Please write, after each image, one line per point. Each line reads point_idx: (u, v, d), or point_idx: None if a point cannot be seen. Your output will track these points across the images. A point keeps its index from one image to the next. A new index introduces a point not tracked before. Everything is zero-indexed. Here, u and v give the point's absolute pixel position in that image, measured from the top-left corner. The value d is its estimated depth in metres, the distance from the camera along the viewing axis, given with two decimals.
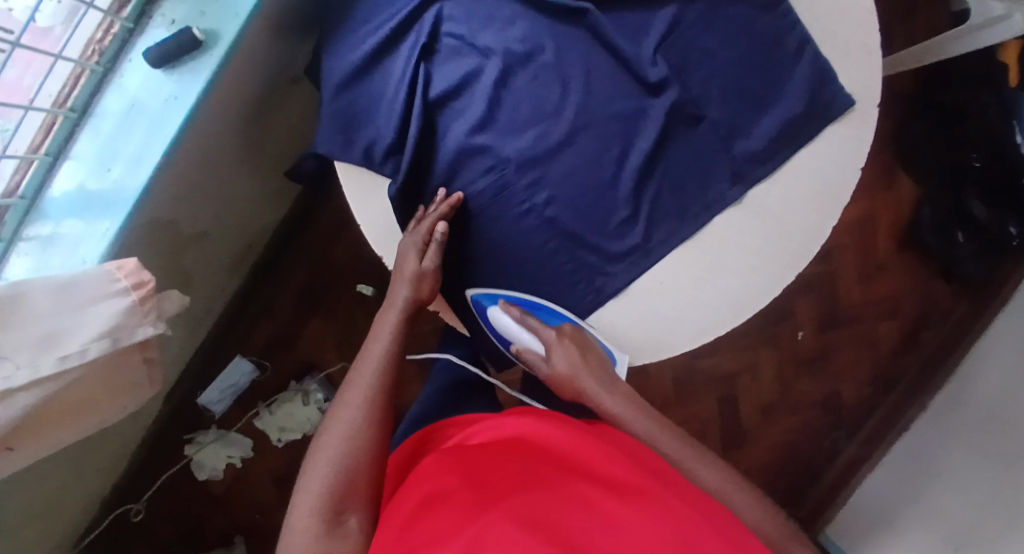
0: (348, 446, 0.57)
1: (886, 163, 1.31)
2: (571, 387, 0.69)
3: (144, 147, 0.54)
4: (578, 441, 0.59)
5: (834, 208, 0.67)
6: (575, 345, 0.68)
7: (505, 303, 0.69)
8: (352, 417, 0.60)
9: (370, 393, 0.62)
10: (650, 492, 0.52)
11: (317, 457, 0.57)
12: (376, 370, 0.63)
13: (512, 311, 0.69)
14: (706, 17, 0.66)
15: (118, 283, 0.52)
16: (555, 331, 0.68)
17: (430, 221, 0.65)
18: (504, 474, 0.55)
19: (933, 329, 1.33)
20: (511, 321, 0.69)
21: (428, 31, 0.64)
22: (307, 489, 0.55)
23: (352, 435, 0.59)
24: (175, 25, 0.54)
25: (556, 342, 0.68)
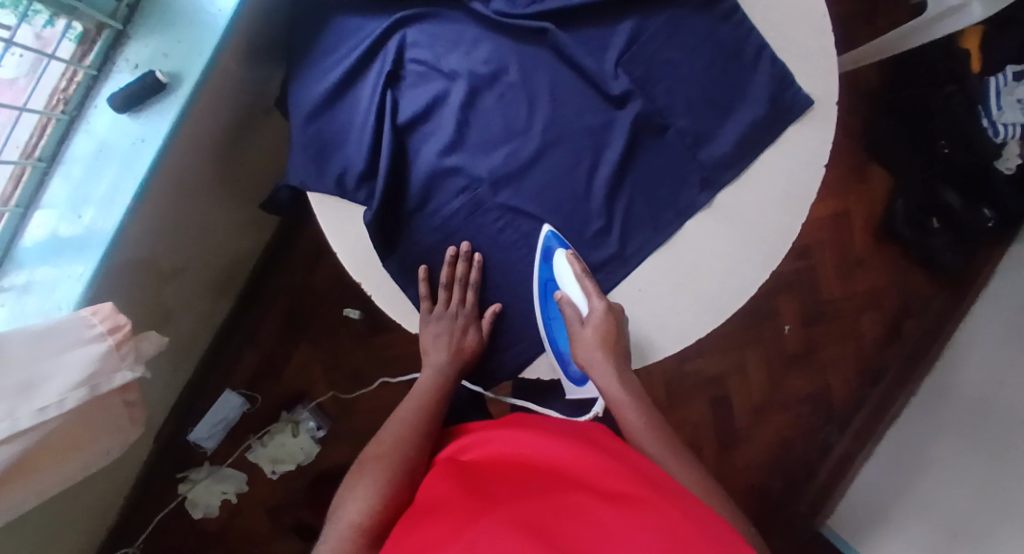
0: (385, 471, 0.61)
1: (856, 158, 1.34)
2: (587, 351, 0.67)
3: (115, 190, 0.54)
4: (572, 449, 0.58)
5: (803, 206, 0.68)
6: (621, 325, 0.67)
7: (574, 260, 0.65)
8: (385, 447, 0.64)
9: (402, 425, 0.66)
10: (642, 494, 0.50)
11: (356, 479, 0.61)
12: (409, 406, 0.68)
13: (577, 270, 0.66)
14: (666, 28, 0.67)
15: (94, 328, 0.52)
16: (607, 304, 0.66)
17: (466, 290, 0.67)
18: (498, 486, 0.54)
19: (915, 318, 1.34)
20: (569, 275, 0.67)
21: (392, 58, 0.65)
22: (340, 517, 0.58)
23: (382, 459, 0.62)
24: (140, 69, 0.54)
25: (605, 312, 0.66)
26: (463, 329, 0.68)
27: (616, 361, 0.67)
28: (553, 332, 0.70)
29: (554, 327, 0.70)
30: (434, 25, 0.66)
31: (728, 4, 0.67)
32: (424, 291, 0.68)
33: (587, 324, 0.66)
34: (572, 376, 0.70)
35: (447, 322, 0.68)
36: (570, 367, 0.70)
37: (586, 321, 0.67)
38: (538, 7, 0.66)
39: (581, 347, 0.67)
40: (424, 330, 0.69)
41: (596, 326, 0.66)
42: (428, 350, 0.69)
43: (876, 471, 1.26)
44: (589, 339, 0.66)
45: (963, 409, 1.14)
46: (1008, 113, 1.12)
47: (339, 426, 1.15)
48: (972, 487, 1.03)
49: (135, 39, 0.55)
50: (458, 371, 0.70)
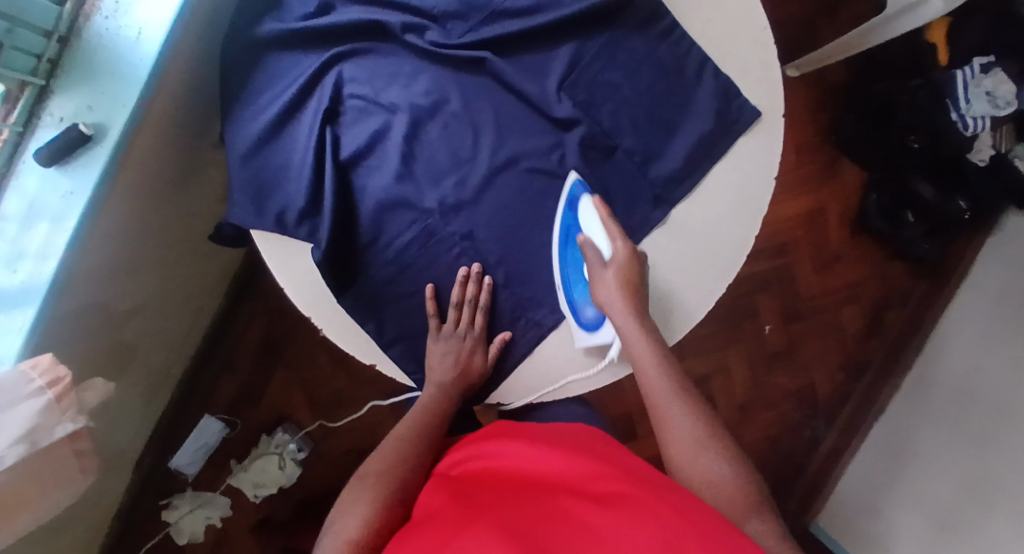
0: (380, 487, 0.61)
1: (828, 153, 1.33)
2: (608, 294, 0.64)
3: (49, 244, 0.54)
4: (562, 451, 0.58)
5: (755, 219, 0.68)
6: (642, 267, 0.64)
7: (600, 202, 0.64)
8: (383, 462, 0.63)
9: (403, 443, 0.65)
10: (626, 492, 0.51)
11: (352, 495, 0.61)
12: (411, 423, 0.67)
13: (602, 212, 0.64)
14: (607, 46, 0.67)
15: (33, 383, 0.52)
16: (631, 248, 0.64)
17: (475, 312, 0.67)
18: (480, 498, 0.54)
19: (896, 310, 1.34)
20: (595, 219, 0.65)
21: (330, 95, 0.65)
22: (337, 531, 0.58)
23: (380, 476, 0.62)
24: (64, 122, 0.54)
25: (628, 254, 0.64)
26: (470, 351, 0.67)
27: (637, 306, 0.63)
28: (568, 277, 0.67)
29: (568, 272, 0.67)
30: (371, 59, 0.66)
31: (667, 21, 0.67)
32: (432, 310, 0.67)
33: (610, 267, 0.64)
34: (583, 323, 0.67)
35: (455, 341, 0.67)
36: (583, 313, 0.67)
37: (608, 263, 0.64)
38: (475, 36, 0.66)
39: (600, 289, 0.64)
40: (432, 347, 0.68)
41: (619, 267, 0.63)
42: (433, 366, 0.67)
43: (865, 467, 1.25)
44: (612, 280, 0.63)
45: (950, 401, 1.14)
46: (975, 105, 1.09)
47: (320, 446, 1.16)
48: (963, 480, 1.02)
49: (59, 93, 0.55)
50: (460, 392, 0.68)
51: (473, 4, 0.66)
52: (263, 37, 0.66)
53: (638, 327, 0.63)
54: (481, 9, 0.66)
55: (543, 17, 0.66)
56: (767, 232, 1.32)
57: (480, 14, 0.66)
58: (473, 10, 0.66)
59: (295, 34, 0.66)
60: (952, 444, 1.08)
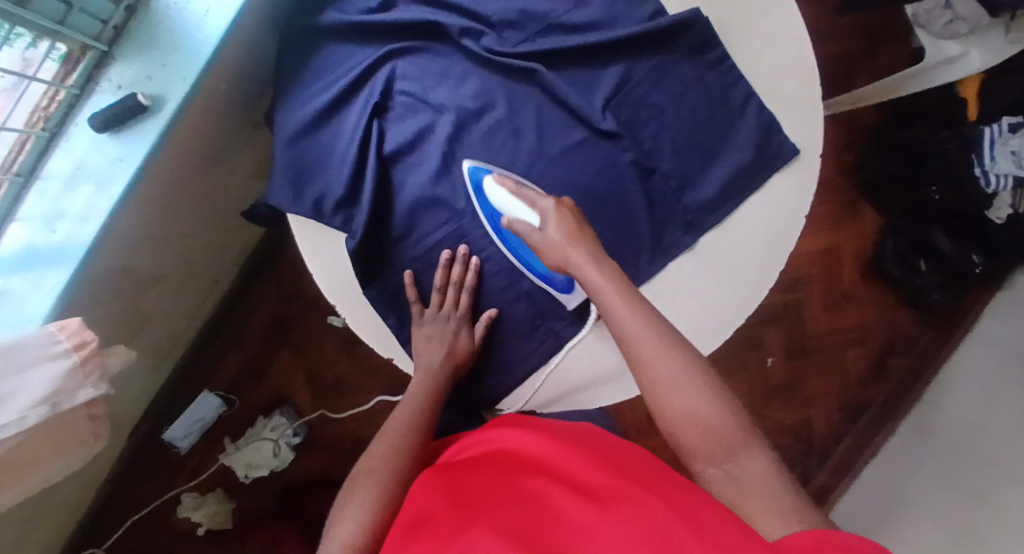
0: (380, 484, 0.60)
1: (848, 195, 1.34)
2: (558, 254, 0.62)
3: (90, 208, 0.54)
4: (561, 447, 0.58)
5: (783, 256, 0.67)
6: (572, 212, 0.63)
7: (503, 174, 0.64)
8: (385, 454, 0.63)
9: (406, 436, 0.64)
10: (629, 490, 0.50)
11: (350, 495, 0.60)
12: (408, 414, 0.65)
13: (508, 185, 0.64)
14: (657, 71, 0.68)
15: (60, 344, 0.52)
16: (557, 201, 0.63)
17: (454, 293, 0.67)
18: (482, 494, 0.54)
19: (900, 356, 1.34)
20: (505, 195, 0.64)
21: (380, 90, 0.66)
22: (335, 535, 0.57)
23: (379, 471, 0.61)
24: (122, 90, 0.54)
25: (555, 206, 0.63)
26: (454, 332, 0.67)
27: (589, 253, 0.62)
28: (524, 256, 0.67)
29: (520, 250, 0.67)
30: (423, 58, 0.67)
31: (720, 52, 0.67)
32: (413, 295, 0.67)
33: (546, 227, 0.62)
34: (561, 288, 0.66)
35: (439, 324, 0.67)
36: (555, 280, 0.66)
37: (543, 226, 0.63)
38: (529, 46, 0.67)
39: (549, 254, 0.63)
40: (418, 332, 0.67)
41: (555, 225, 0.62)
42: (421, 353, 0.67)
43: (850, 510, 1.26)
44: (555, 239, 0.62)
45: (942, 453, 1.15)
46: (1000, 163, 1.11)
47: (317, 432, 1.15)
48: (941, 531, 1.03)
49: (119, 59, 0.55)
50: (450, 375, 0.67)
51: (531, 14, 0.67)
52: (320, 26, 0.66)
53: (590, 270, 0.61)
54: (538, 21, 0.67)
55: (598, 35, 0.67)
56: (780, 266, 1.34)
57: (536, 26, 0.67)
58: (531, 20, 0.67)
59: (354, 27, 0.66)
60: (938, 496, 1.09)
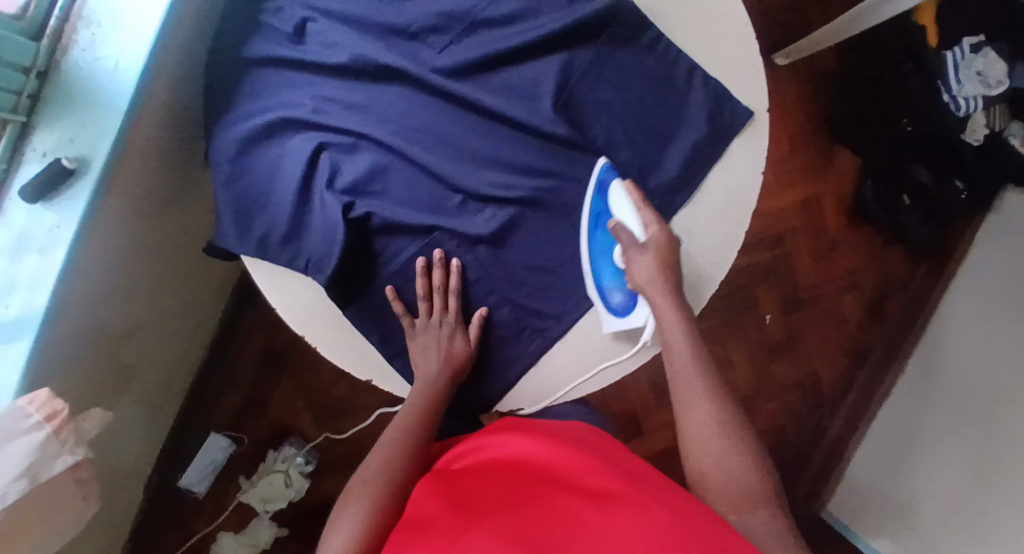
0: (374, 491, 0.60)
1: (821, 140, 1.32)
2: (649, 273, 0.63)
3: (38, 276, 0.53)
4: (562, 450, 0.58)
5: (745, 215, 0.68)
6: (676, 251, 0.64)
7: (634, 188, 0.64)
8: (380, 465, 0.62)
9: (397, 447, 0.64)
10: (636, 501, 0.49)
11: (347, 502, 0.60)
12: (401, 428, 0.65)
13: (635, 197, 0.64)
14: (599, 57, 0.67)
15: (31, 417, 0.52)
16: (665, 231, 0.64)
17: (440, 298, 0.66)
18: (485, 500, 0.54)
19: (896, 296, 1.34)
20: (625, 202, 0.64)
21: (310, 115, 0.64)
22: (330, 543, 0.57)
23: (375, 479, 0.61)
24: (48, 157, 0.53)
25: (663, 236, 0.64)
26: (449, 337, 0.66)
27: (675, 287, 0.64)
28: (597, 265, 0.66)
29: (598, 258, 0.66)
30: (350, 79, 0.65)
31: (653, 32, 0.67)
32: (401, 309, 0.66)
33: (649, 248, 0.63)
34: (614, 309, 0.66)
35: (433, 332, 0.66)
36: (612, 301, 0.66)
37: (645, 246, 0.63)
38: (456, 50, 0.66)
39: (637, 271, 0.64)
40: (412, 343, 0.67)
41: (657, 250, 0.63)
42: (419, 363, 0.66)
43: (869, 455, 1.25)
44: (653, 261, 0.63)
45: (949, 383, 1.15)
46: (966, 86, 1.11)
47: (327, 457, 1.16)
48: (962, 462, 1.03)
49: (39, 127, 0.53)
50: (449, 384, 0.66)
51: (452, 16, 0.66)
52: (251, 60, 0.66)
53: (670, 300, 0.63)
54: (460, 21, 0.66)
55: (525, 28, 0.66)
56: (764, 222, 1.31)
57: (459, 26, 0.66)
58: (453, 22, 0.66)
59: (280, 60, 0.65)
60: (953, 427, 1.09)
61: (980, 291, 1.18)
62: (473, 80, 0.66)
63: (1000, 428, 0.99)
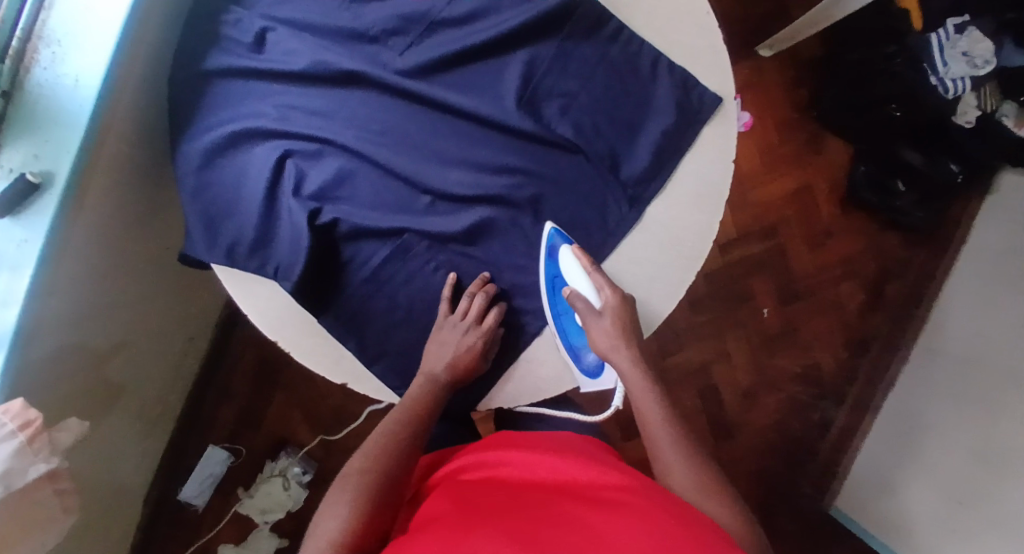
0: (369, 484, 0.59)
1: (809, 129, 1.31)
2: (608, 341, 0.65)
3: (9, 290, 0.55)
4: (561, 460, 0.59)
5: (718, 204, 0.68)
6: (632, 309, 0.65)
7: (581, 253, 0.65)
8: (374, 459, 0.62)
9: (387, 441, 0.63)
10: (652, 513, 0.49)
11: (337, 493, 0.59)
12: (393, 423, 0.64)
13: (583, 262, 0.65)
14: (562, 51, 0.67)
15: (4, 427, 0.53)
16: (619, 293, 0.65)
17: (476, 310, 0.65)
18: (492, 505, 0.53)
19: (897, 281, 1.31)
20: (576, 268, 0.65)
21: (273, 120, 0.65)
22: (320, 535, 0.57)
23: (368, 472, 0.60)
24: (13, 173, 0.54)
25: (617, 298, 0.65)
26: (468, 348, 0.65)
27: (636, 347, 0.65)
28: (562, 326, 0.67)
29: (563, 321, 0.68)
30: (311, 84, 0.66)
31: (614, 24, 0.67)
32: (446, 297, 0.67)
33: (604, 315, 0.64)
34: (586, 370, 0.68)
35: (457, 333, 0.65)
36: (585, 360, 0.68)
37: (602, 311, 0.65)
38: (417, 51, 0.67)
39: (597, 338, 0.65)
40: (438, 331, 0.66)
41: (613, 314, 0.64)
42: (434, 356, 0.66)
43: (876, 446, 1.23)
44: (609, 328, 0.64)
45: (952, 367, 1.13)
46: (953, 67, 1.08)
47: (325, 467, 1.16)
48: (967, 449, 1.01)
49: (4, 144, 0.55)
50: (449, 387, 0.66)
51: (411, 18, 0.67)
52: (215, 69, 0.66)
53: (630, 359, 0.65)
54: (419, 22, 0.67)
55: (486, 25, 0.67)
56: (755, 213, 1.29)
57: (419, 28, 0.67)
58: (412, 24, 0.67)
59: (243, 72, 0.66)
60: (957, 412, 1.06)
61: (980, 274, 1.17)
62: (435, 79, 0.67)
63: (1005, 412, 0.97)
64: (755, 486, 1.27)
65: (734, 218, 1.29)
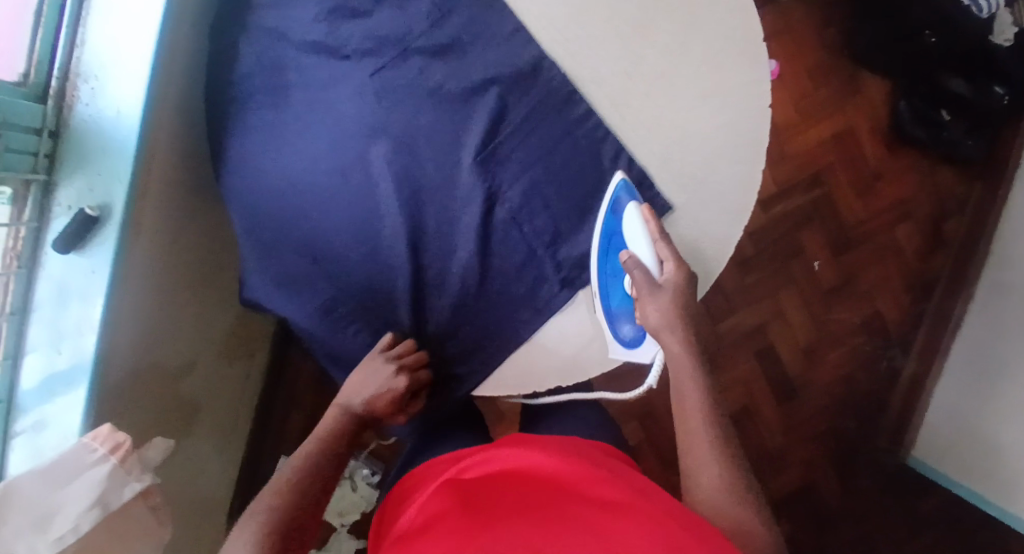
0: (299, 488, 0.61)
1: (844, 69, 1.25)
2: (662, 315, 0.62)
3: (83, 322, 0.58)
4: (579, 467, 0.55)
5: (756, 150, 0.66)
6: (693, 291, 0.63)
7: (650, 216, 0.62)
8: (307, 463, 0.63)
9: (322, 450, 0.65)
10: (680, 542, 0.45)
11: (265, 492, 0.60)
12: (328, 436, 0.66)
13: (651, 227, 0.62)
14: (530, 116, 0.64)
15: (96, 451, 0.56)
16: (683, 270, 0.62)
17: (403, 364, 0.65)
18: (510, 512, 0.50)
19: (955, 219, 1.26)
20: (640, 233, 0.62)
21: (249, 138, 0.66)
22: (247, 526, 0.57)
23: (301, 473, 0.62)
24: (73, 209, 0.57)
25: (679, 275, 0.62)
26: (387, 393, 0.66)
27: (687, 327, 0.63)
28: (607, 287, 0.65)
29: (609, 283, 0.65)
30: (278, 113, 0.65)
31: (582, 104, 0.65)
32: (385, 344, 0.67)
33: (664, 286, 0.62)
34: (624, 340, 0.66)
35: (378, 377, 0.65)
36: (622, 331, 0.66)
37: (660, 283, 0.62)
38: (388, 75, 0.63)
39: (649, 309, 0.62)
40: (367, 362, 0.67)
41: (672, 289, 0.62)
42: (359, 390, 0.67)
43: (951, 390, 1.18)
44: (665, 303, 0.62)
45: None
46: None
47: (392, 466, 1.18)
48: None
49: (62, 182, 0.57)
50: (365, 417, 0.69)
51: (386, 40, 0.63)
52: (226, 86, 0.67)
53: (680, 342, 0.63)
54: (393, 44, 0.63)
55: (511, 1, 0.66)
56: (796, 164, 1.25)
57: (394, 50, 0.63)
58: (386, 46, 0.63)
59: (238, 95, 0.67)
60: None
61: None
62: (396, 112, 0.63)
63: None
64: (827, 443, 1.24)
65: (775, 172, 1.25)
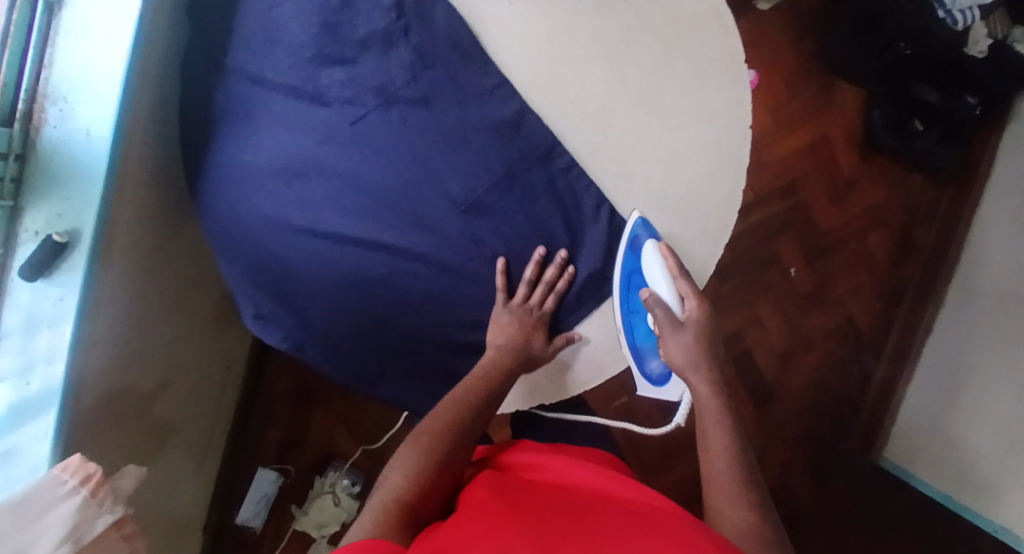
0: (432, 457, 0.60)
1: (818, 78, 1.26)
2: (689, 353, 0.62)
3: (54, 348, 0.56)
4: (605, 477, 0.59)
5: (738, 171, 0.67)
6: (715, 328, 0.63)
7: (668, 253, 0.62)
8: (440, 428, 0.62)
9: (461, 410, 0.62)
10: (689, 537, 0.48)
11: (400, 456, 0.60)
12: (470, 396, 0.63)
13: (671, 263, 0.62)
14: (511, 171, 0.65)
15: (66, 484, 0.54)
16: (704, 306, 0.63)
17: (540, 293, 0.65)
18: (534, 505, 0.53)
19: (924, 226, 1.28)
20: (659, 269, 0.63)
21: (223, 173, 0.65)
22: (383, 485, 0.58)
23: (435, 436, 0.61)
24: (40, 235, 0.55)
25: (699, 311, 0.62)
26: (531, 328, 0.64)
27: (711, 365, 0.63)
28: (631, 324, 0.65)
29: (633, 320, 0.65)
30: (253, 151, 0.64)
31: (566, 157, 0.64)
32: (502, 283, 0.64)
33: (686, 323, 0.62)
34: (650, 376, 0.66)
35: (519, 314, 0.65)
36: (649, 366, 0.66)
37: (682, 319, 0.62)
38: (368, 125, 0.63)
39: (672, 348, 0.63)
40: (495, 321, 0.65)
41: (696, 326, 0.62)
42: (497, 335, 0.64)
43: (921, 394, 1.21)
44: (690, 339, 0.62)
45: (993, 306, 1.11)
46: None
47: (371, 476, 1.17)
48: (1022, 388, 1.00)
49: (28, 206, 0.55)
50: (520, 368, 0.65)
51: (368, 89, 0.63)
52: (202, 118, 0.66)
53: (708, 382, 0.62)
54: (377, 94, 0.63)
55: (492, 22, 0.65)
56: (772, 172, 1.26)
57: (377, 100, 0.63)
58: (367, 95, 0.63)
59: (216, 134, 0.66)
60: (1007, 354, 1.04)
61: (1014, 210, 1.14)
62: (375, 162, 0.63)
63: None
64: (803, 447, 1.26)
65: (752, 180, 1.25)
